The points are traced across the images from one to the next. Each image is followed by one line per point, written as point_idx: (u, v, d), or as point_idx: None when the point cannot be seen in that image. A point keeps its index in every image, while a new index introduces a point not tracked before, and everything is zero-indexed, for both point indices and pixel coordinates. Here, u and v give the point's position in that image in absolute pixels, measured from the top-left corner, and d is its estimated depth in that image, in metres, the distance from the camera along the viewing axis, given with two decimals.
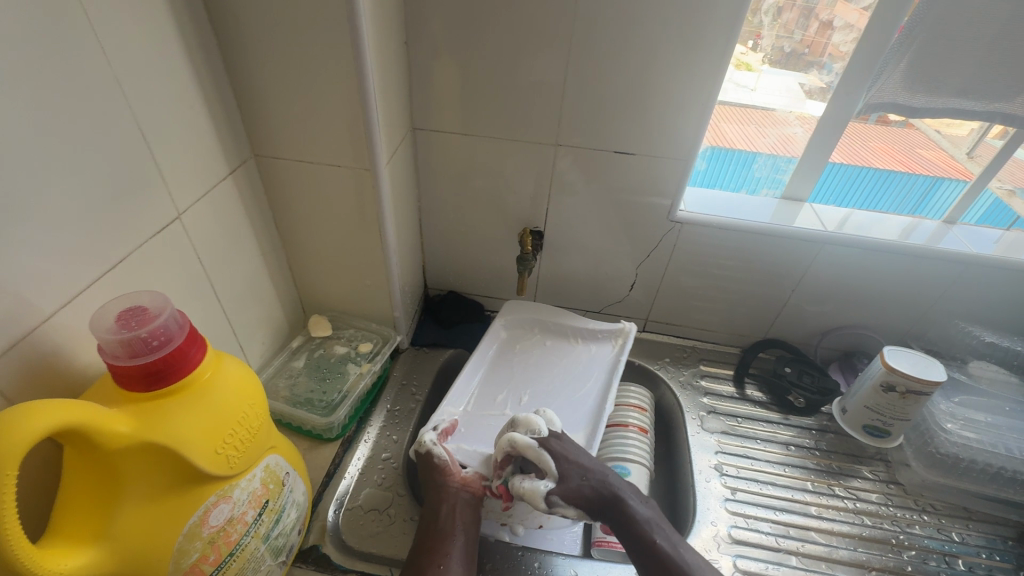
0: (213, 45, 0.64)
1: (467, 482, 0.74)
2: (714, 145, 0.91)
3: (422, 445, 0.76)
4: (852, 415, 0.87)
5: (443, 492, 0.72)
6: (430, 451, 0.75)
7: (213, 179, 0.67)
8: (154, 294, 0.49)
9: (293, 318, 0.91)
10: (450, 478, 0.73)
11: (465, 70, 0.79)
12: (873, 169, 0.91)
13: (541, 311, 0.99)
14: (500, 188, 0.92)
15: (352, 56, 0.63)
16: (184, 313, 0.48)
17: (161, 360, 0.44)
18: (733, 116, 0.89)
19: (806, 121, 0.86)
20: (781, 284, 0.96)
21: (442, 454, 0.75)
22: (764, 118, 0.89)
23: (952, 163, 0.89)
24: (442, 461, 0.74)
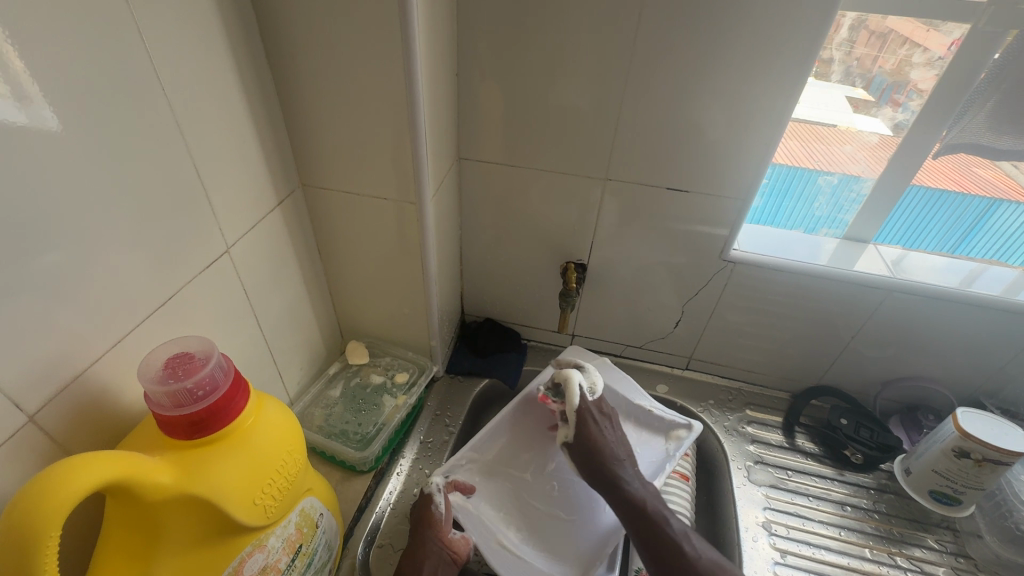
0: (268, 79, 0.64)
1: (452, 545, 0.74)
2: (778, 164, 0.83)
3: (428, 487, 0.77)
4: (918, 477, 0.80)
5: (425, 545, 0.71)
6: (431, 496, 0.75)
7: (262, 210, 0.67)
8: (200, 337, 0.48)
9: (331, 344, 0.90)
10: (437, 535, 0.72)
11: (515, 103, 0.78)
12: (924, 189, 0.81)
13: (603, 372, 0.95)
14: (544, 220, 0.89)
15: (404, 93, 0.62)
16: (229, 359, 0.47)
17: (206, 411, 0.43)
18: (804, 134, 0.81)
19: (888, 143, 0.78)
20: (839, 330, 0.90)
21: (440, 505, 0.74)
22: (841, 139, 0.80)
23: (1012, 185, 0.77)
24: (437, 512, 0.74)
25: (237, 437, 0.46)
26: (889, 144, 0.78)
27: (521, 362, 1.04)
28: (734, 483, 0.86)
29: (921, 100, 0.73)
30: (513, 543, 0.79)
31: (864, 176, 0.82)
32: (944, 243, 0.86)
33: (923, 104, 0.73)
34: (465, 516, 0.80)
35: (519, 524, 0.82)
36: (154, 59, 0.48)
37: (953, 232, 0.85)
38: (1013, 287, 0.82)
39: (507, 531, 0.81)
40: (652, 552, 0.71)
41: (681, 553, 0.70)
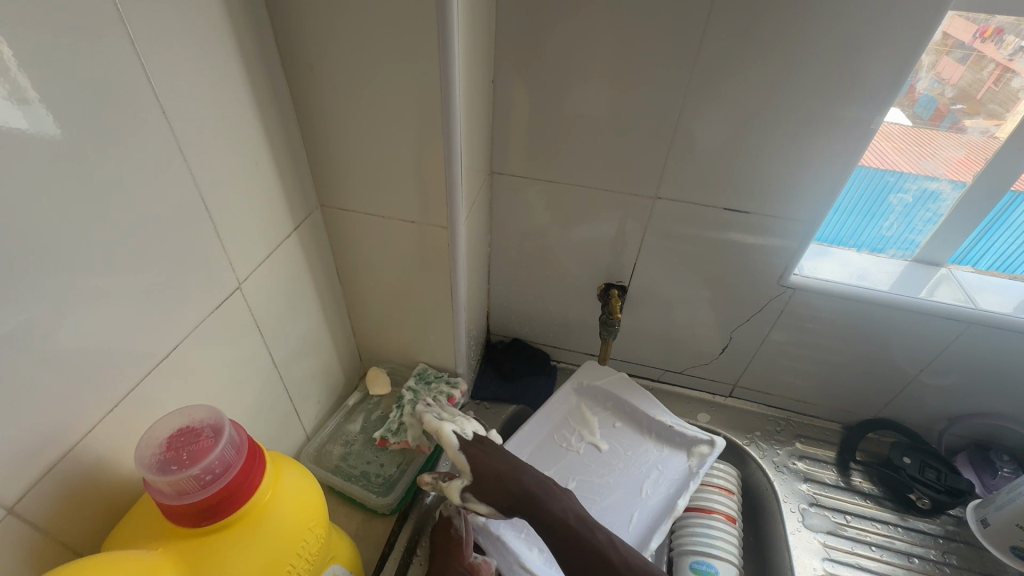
0: (284, 92, 0.57)
1: (474, 572, 0.65)
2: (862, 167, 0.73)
3: (449, 507, 0.69)
4: (997, 531, 0.72)
5: (446, 573, 0.64)
6: (450, 519, 0.68)
7: (278, 237, 0.60)
8: (209, 404, 0.42)
9: (350, 370, 0.84)
10: (459, 561, 0.65)
11: (556, 114, 0.70)
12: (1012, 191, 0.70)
13: (618, 387, 0.89)
14: (582, 239, 0.82)
15: (440, 108, 0.55)
16: (242, 433, 0.40)
17: (213, 498, 0.37)
18: (891, 136, 0.71)
19: (984, 146, 0.68)
20: (905, 361, 0.82)
21: (459, 528, 0.67)
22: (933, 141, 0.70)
23: None
24: (457, 534, 0.66)
25: (250, 521, 0.41)
26: (984, 146, 0.68)
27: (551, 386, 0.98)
28: (788, 529, 0.79)
29: (1001, 105, 0.66)
30: (540, 566, 0.67)
31: (944, 193, 0.73)
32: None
33: (1006, 112, 0.66)
34: (484, 536, 0.69)
35: (545, 543, 0.69)
36: (155, 77, 0.41)
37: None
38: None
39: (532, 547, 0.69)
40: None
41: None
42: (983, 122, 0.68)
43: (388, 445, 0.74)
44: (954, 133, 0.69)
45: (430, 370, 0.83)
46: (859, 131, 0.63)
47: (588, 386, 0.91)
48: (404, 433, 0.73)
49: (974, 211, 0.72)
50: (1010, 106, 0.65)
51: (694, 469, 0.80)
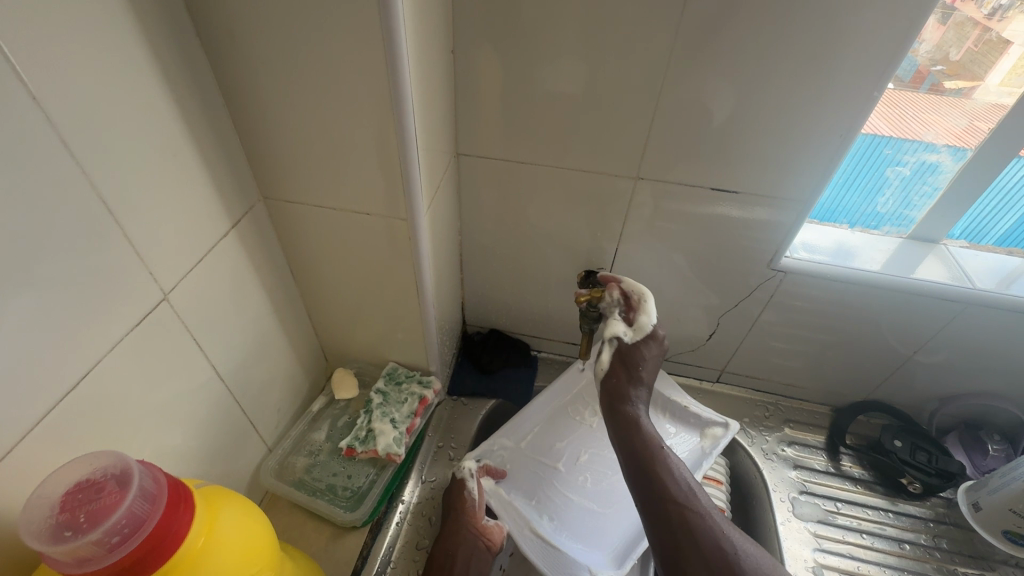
0: (204, 68, 0.49)
1: (485, 532, 0.71)
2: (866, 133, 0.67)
3: (462, 470, 0.75)
4: (989, 515, 0.71)
5: (458, 532, 0.69)
6: (464, 481, 0.73)
7: (212, 237, 0.53)
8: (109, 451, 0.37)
9: (313, 373, 0.78)
10: (472, 521, 0.70)
11: (526, 88, 0.63)
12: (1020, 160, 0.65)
13: None
14: (558, 224, 0.76)
15: (388, 85, 0.48)
16: (154, 477, 0.36)
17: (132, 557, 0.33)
18: (886, 104, 0.64)
19: (965, 106, 0.64)
20: (898, 343, 0.79)
21: (473, 490, 0.73)
22: (926, 107, 0.65)
23: None
24: (471, 497, 0.72)
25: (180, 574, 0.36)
26: (964, 105, 0.64)
27: (532, 377, 0.93)
28: (778, 519, 0.77)
29: (980, 66, 0.61)
30: (551, 532, 0.71)
31: (944, 166, 0.68)
32: (1003, 238, 0.74)
33: (984, 72, 0.62)
34: (496, 499, 0.74)
35: (555, 511, 0.73)
36: (23, 56, 0.34)
37: (996, 217, 0.72)
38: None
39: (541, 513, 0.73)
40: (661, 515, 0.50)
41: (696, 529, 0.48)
42: (961, 84, 0.63)
43: (356, 455, 0.69)
44: (934, 95, 0.64)
45: (400, 369, 0.78)
46: (859, 101, 0.57)
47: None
48: (373, 440, 0.69)
49: (975, 185, 0.67)
50: (990, 66, 0.61)
51: (705, 452, 0.77)
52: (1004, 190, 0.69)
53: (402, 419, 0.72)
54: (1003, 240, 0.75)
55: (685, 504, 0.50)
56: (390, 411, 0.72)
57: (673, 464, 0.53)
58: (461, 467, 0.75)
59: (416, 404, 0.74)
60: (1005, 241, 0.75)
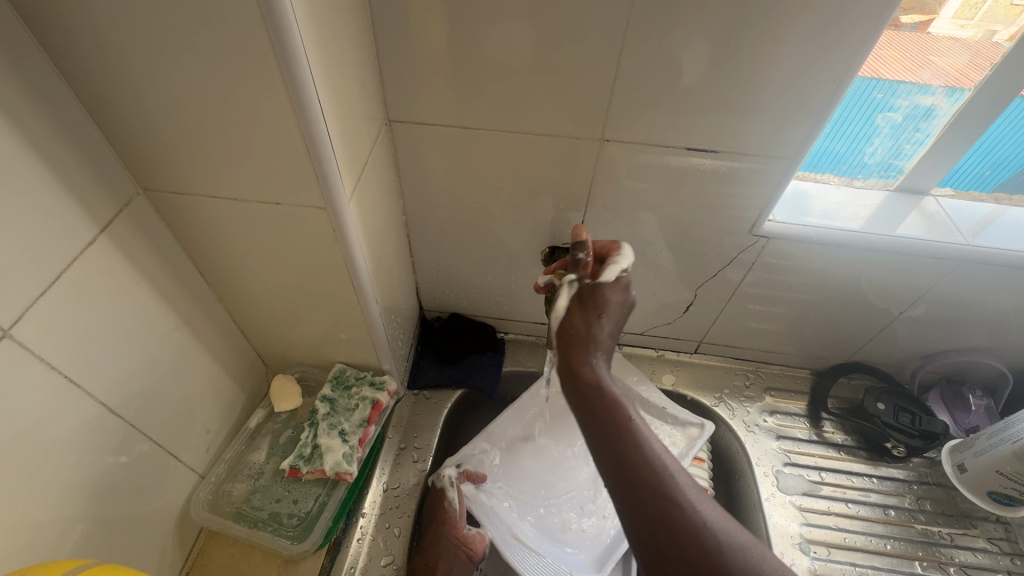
0: (16, 24, 0.36)
1: (467, 542, 0.67)
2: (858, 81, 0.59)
3: (440, 480, 0.70)
4: (974, 477, 0.69)
5: (439, 543, 0.65)
6: (443, 491, 0.69)
7: (72, 249, 0.42)
8: None
9: (249, 382, 0.69)
10: (453, 532, 0.66)
11: (462, 37, 0.52)
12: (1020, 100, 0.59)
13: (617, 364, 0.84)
14: (515, 197, 0.67)
15: (271, 37, 0.36)
16: None
17: None
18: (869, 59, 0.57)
19: (921, 41, 0.57)
20: (884, 302, 0.74)
21: (454, 502, 0.68)
22: (900, 45, 0.57)
23: None
24: (453, 508, 0.68)
25: None
26: (921, 43, 0.57)
27: (500, 363, 0.86)
28: (763, 495, 0.74)
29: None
30: (531, 537, 0.69)
31: (938, 109, 0.61)
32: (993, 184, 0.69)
33: (938, 5, 0.54)
34: (477, 505, 0.71)
35: (536, 516, 0.71)
36: None
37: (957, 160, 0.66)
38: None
39: (524, 516, 0.71)
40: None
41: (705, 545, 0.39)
42: (916, 18, 0.55)
43: (301, 476, 0.63)
44: (890, 32, 0.56)
45: (349, 371, 0.69)
46: (856, 41, 0.48)
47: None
48: (319, 459, 0.62)
49: (972, 129, 0.61)
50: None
51: (682, 451, 0.77)
52: (998, 136, 0.63)
53: (353, 430, 0.64)
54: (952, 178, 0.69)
55: (658, 483, 0.42)
56: (338, 422, 0.65)
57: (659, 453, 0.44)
58: (439, 477, 0.70)
59: (369, 410, 0.66)
60: (951, 179, 0.69)
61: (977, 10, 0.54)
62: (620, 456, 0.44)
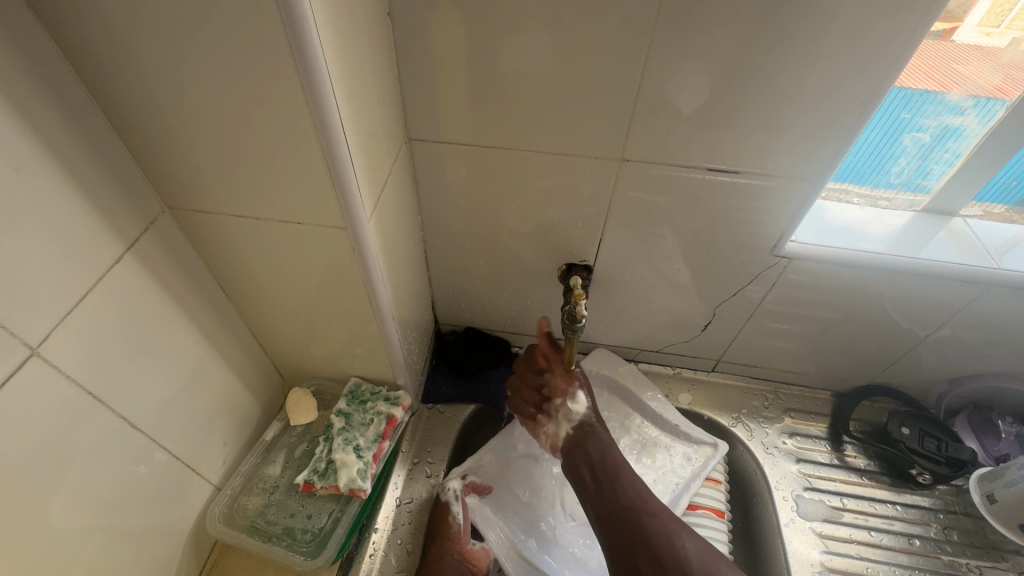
0: (50, 49, 0.37)
1: (470, 557, 0.66)
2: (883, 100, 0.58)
3: (445, 493, 0.70)
4: (1005, 507, 0.67)
5: (441, 558, 0.64)
6: (448, 505, 0.68)
7: (97, 267, 0.43)
8: None
9: (266, 395, 0.69)
10: (455, 546, 0.66)
11: (483, 56, 0.52)
12: None
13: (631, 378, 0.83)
14: (533, 214, 0.67)
15: (296, 59, 0.37)
16: None
17: None
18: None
19: (944, 51, 0.55)
20: (909, 324, 0.72)
21: (458, 516, 0.68)
22: (923, 56, 0.55)
23: None
24: (456, 522, 0.67)
25: None
26: (944, 51, 0.55)
27: None
28: (782, 520, 0.72)
29: (962, 6, 0.52)
30: (535, 553, 0.69)
31: (968, 129, 0.59)
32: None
33: (964, 13, 0.53)
34: (481, 516, 0.71)
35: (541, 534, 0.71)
36: None
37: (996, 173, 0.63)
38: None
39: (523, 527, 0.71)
40: (597, 498, 0.62)
41: (646, 525, 0.58)
42: (940, 27, 0.53)
43: (315, 491, 0.62)
44: None
45: (364, 386, 0.69)
46: (883, 62, 0.47)
47: (598, 375, 0.83)
48: (334, 475, 0.62)
49: (1005, 149, 0.59)
50: (973, 6, 0.52)
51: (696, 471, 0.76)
52: None
53: (367, 445, 0.64)
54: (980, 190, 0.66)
55: (638, 505, 0.60)
56: (353, 437, 0.64)
57: (630, 482, 0.62)
58: (444, 490, 0.70)
59: (383, 426, 0.66)
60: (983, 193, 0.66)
61: (1003, 16, 0.53)
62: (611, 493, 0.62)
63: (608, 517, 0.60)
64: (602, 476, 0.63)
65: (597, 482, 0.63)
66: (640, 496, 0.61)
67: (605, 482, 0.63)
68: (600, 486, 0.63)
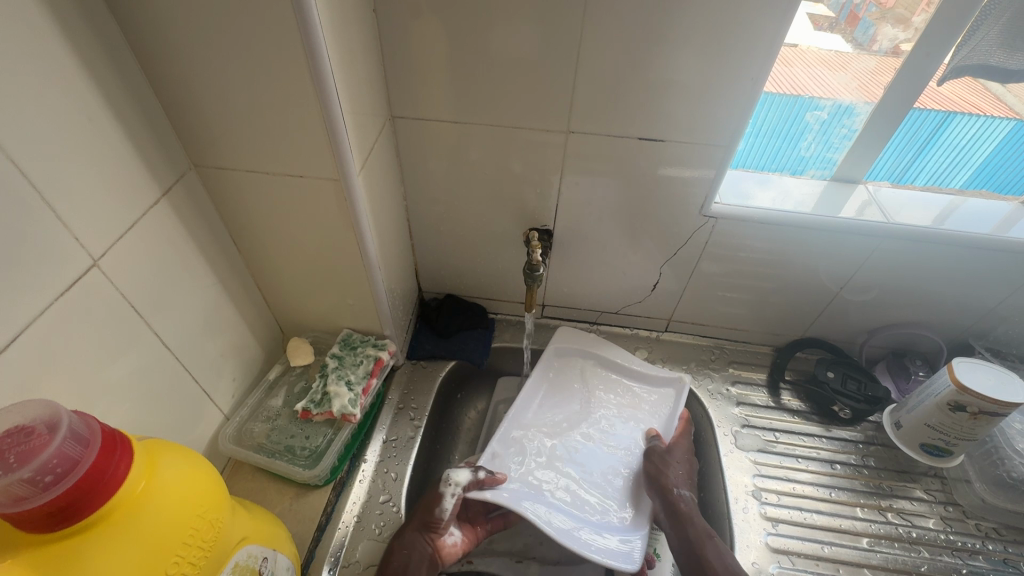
0: (109, 28, 0.48)
1: (440, 549, 0.67)
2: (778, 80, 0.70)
3: (445, 483, 0.69)
4: (908, 431, 0.77)
5: (412, 545, 0.65)
6: (442, 498, 0.68)
7: (139, 205, 0.53)
8: (39, 400, 0.38)
9: (268, 344, 0.79)
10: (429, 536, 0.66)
11: (450, 43, 0.64)
12: (922, 112, 0.71)
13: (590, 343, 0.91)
14: (499, 183, 0.78)
15: (299, 36, 0.48)
16: (87, 419, 0.38)
17: (72, 491, 0.35)
18: (838, 61, 0.70)
19: (889, 64, 0.68)
20: (827, 279, 0.83)
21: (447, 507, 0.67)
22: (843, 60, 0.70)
23: (984, 98, 0.70)
24: (443, 512, 0.67)
25: (128, 508, 0.38)
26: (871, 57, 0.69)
27: (489, 339, 0.96)
28: (721, 451, 0.82)
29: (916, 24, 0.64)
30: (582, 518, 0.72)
31: (858, 108, 0.72)
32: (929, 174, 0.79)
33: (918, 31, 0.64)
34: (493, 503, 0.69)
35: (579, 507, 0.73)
36: None
37: (950, 172, 0.78)
38: (976, 222, 0.75)
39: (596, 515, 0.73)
40: (675, 516, 0.70)
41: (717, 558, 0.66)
42: (904, 43, 0.66)
43: (312, 417, 0.72)
44: (891, 58, 0.67)
45: (355, 335, 0.80)
46: (768, 43, 0.59)
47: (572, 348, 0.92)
48: (328, 402, 0.71)
49: (888, 123, 0.71)
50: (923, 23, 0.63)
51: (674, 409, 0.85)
52: (950, 145, 0.75)
53: (358, 380, 0.74)
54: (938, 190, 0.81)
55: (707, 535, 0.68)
56: (345, 374, 0.74)
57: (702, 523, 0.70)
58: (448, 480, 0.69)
59: (371, 365, 0.76)
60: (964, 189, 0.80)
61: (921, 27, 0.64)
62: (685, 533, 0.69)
63: (674, 517, 0.70)
64: (681, 481, 0.75)
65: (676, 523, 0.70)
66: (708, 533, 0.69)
67: (681, 505, 0.71)
68: (682, 513, 0.70)
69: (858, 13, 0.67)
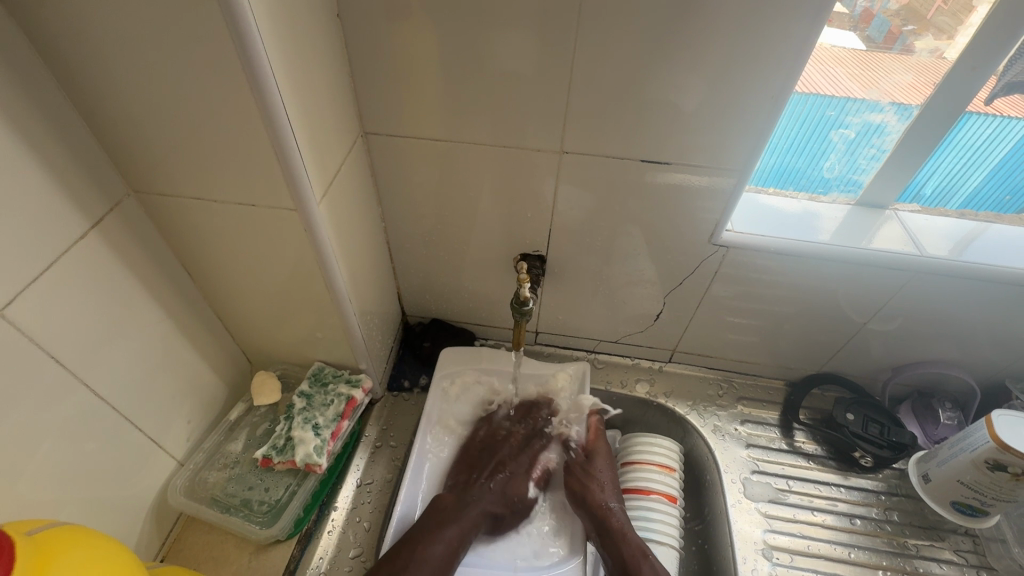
0: (16, 39, 0.41)
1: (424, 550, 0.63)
2: (802, 94, 0.62)
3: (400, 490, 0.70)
4: (938, 486, 0.70)
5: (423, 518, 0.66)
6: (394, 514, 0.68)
7: (61, 241, 0.46)
8: None
9: (232, 378, 0.72)
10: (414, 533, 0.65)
11: (424, 53, 0.56)
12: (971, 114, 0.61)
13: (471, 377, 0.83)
14: (486, 205, 0.71)
15: (235, 49, 0.41)
16: None
17: None
18: (855, 62, 0.61)
19: (934, 69, 0.59)
20: (850, 313, 0.76)
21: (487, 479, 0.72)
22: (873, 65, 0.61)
23: None
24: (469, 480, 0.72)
25: None
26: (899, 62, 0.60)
27: None
28: (728, 502, 0.75)
29: (949, 23, 0.56)
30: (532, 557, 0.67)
31: (889, 126, 0.64)
32: (961, 194, 0.70)
33: (954, 31, 0.56)
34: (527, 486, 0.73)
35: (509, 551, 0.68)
36: None
37: (960, 172, 0.68)
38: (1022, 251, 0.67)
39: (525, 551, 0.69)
40: (602, 531, 0.67)
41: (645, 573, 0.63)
42: (933, 43, 0.58)
43: (273, 466, 0.66)
44: (923, 62, 0.59)
45: (327, 369, 0.73)
46: (789, 56, 0.51)
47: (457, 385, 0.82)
48: (292, 450, 0.65)
49: (922, 145, 0.63)
50: (960, 22, 0.56)
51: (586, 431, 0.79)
52: (969, 145, 0.65)
53: (326, 423, 0.67)
54: (936, 201, 0.72)
55: (636, 546, 0.65)
56: (313, 416, 0.68)
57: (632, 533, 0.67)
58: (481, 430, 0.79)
59: (342, 406, 0.69)
60: (970, 202, 0.71)
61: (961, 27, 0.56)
62: (615, 548, 0.66)
63: (606, 536, 0.67)
64: (611, 490, 0.71)
65: (605, 538, 0.67)
66: (640, 547, 0.65)
67: (608, 518, 0.68)
68: (612, 525, 0.67)
69: (873, 10, 0.57)
